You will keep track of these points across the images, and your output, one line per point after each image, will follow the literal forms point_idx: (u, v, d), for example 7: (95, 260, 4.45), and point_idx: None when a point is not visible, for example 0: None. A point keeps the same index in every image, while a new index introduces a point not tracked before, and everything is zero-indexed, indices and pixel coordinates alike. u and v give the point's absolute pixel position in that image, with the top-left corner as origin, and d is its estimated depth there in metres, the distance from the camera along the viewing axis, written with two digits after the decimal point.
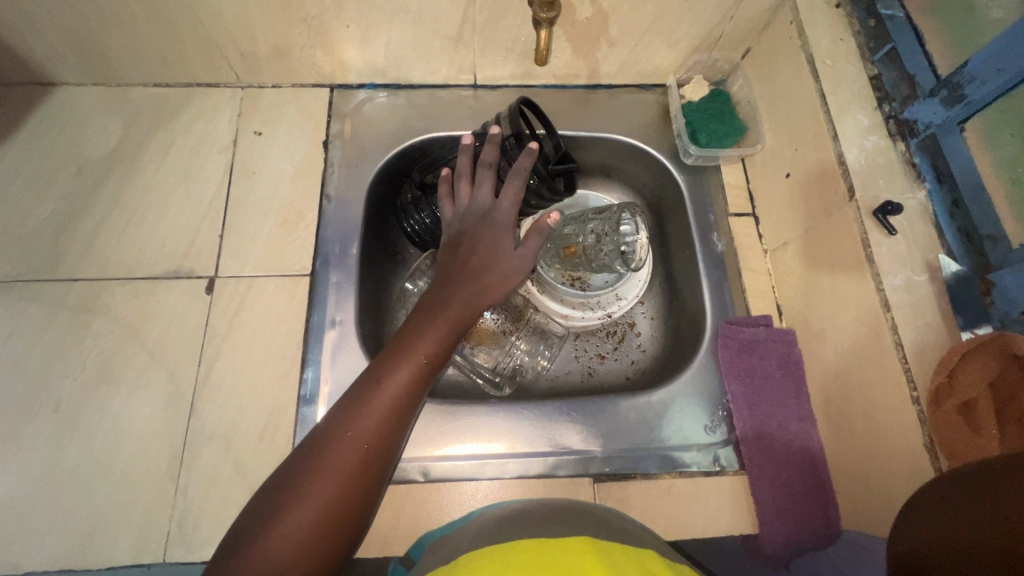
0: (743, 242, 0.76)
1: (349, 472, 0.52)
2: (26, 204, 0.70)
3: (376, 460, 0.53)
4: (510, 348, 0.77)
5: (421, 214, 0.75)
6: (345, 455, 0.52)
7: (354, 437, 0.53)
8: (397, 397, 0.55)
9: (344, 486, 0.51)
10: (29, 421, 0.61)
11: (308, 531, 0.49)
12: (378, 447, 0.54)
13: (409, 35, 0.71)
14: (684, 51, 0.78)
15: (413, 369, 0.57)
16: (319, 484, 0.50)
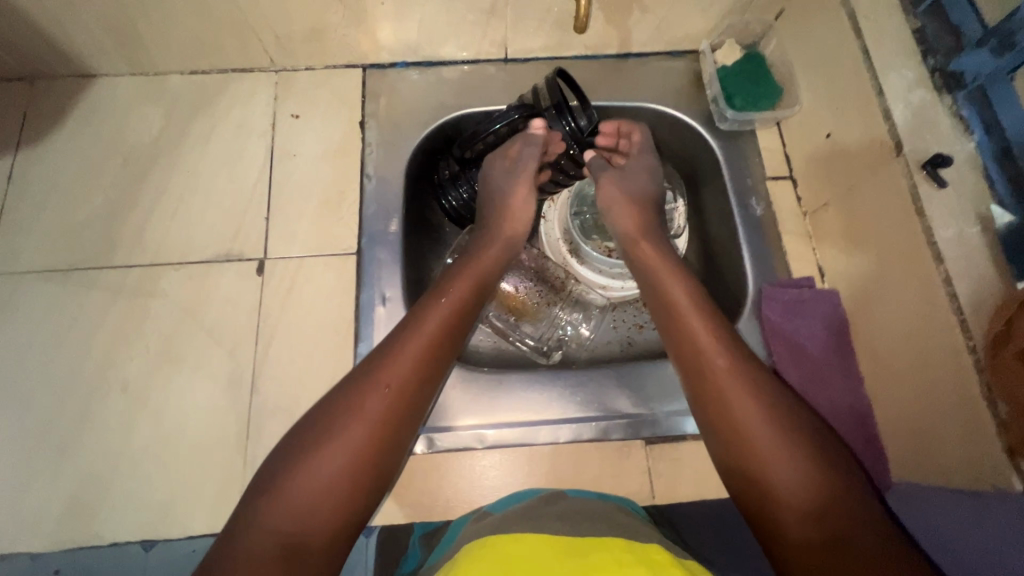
0: (782, 206, 0.76)
1: (380, 418, 0.52)
2: (78, 194, 0.72)
3: (407, 405, 0.54)
4: (553, 320, 0.79)
5: (460, 189, 0.77)
6: (372, 407, 0.52)
7: (379, 389, 0.53)
8: (427, 344, 0.56)
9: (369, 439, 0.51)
10: (100, 402, 0.63)
11: (340, 470, 0.49)
12: (404, 401, 0.54)
13: (442, 10, 0.71)
14: (717, 15, 0.77)
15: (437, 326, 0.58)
16: (349, 426, 0.51)
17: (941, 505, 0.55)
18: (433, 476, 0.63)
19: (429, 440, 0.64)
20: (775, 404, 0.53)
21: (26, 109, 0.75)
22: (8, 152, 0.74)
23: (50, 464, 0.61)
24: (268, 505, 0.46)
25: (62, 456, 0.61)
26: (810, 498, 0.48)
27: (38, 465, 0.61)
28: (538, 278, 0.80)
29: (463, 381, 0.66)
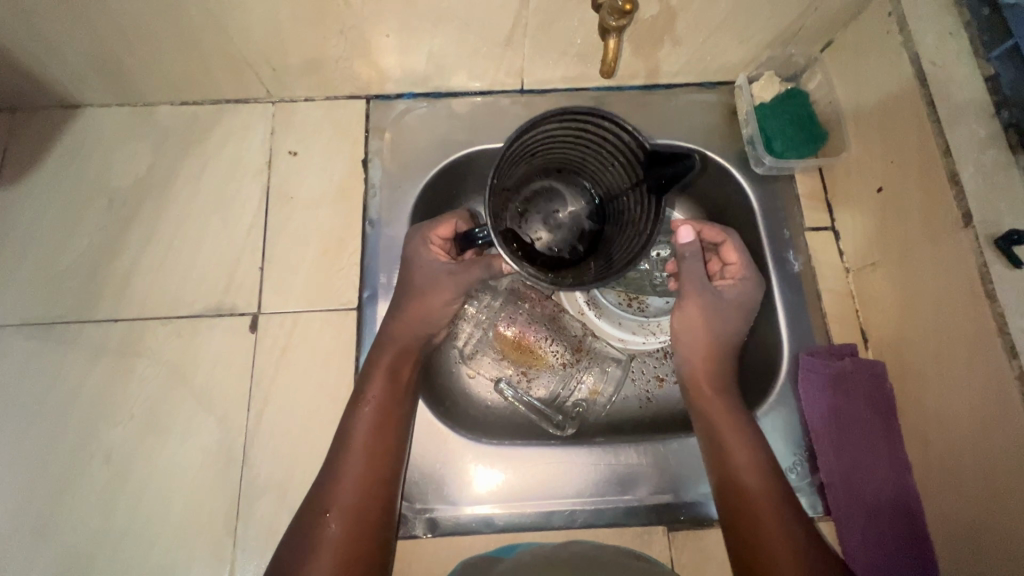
0: (822, 261, 0.70)
1: (350, 514, 0.52)
2: (60, 238, 0.67)
3: (373, 493, 0.53)
4: (568, 378, 0.73)
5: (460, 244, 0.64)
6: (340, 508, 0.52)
7: (336, 499, 0.52)
8: (372, 425, 0.56)
9: (348, 538, 0.51)
10: (80, 473, 0.59)
11: None
12: (374, 487, 0.54)
13: (453, 42, 0.65)
14: (758, 47, 0.69)
15: (378, 404, 0.57)
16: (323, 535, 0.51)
17: None
18: (439, 560, 0.59)
19: (432, 521, 0.60)
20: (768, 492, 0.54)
21: (6, 143, 0.70)
22: None
23: (27, 541, 0.57)
24: None
25: (41, 533, 0.57)
26: None
27: (15, 541, 0.57)
28: (551, 331, 0.74)
29: (456, 454, 0.62)
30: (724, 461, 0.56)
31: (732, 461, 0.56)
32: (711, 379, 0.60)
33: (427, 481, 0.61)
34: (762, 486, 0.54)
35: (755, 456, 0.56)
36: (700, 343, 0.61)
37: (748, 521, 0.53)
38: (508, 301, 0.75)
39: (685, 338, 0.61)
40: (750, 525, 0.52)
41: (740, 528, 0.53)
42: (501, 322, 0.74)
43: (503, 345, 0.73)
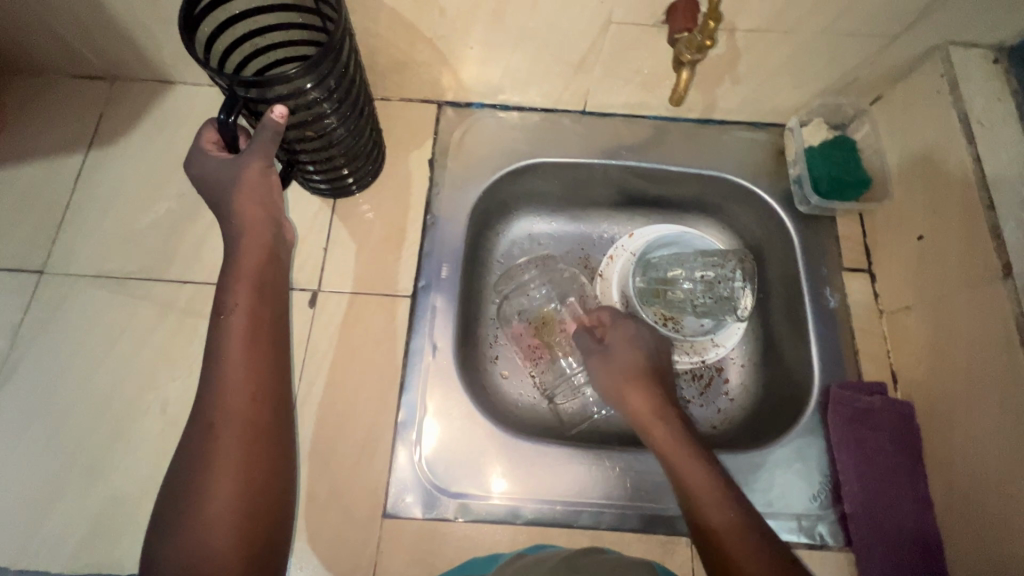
0: (858, 300, 0.72)
1: (243, 425, 0.46)
2: (143, 201, 0.72)
3: (269, 395, 0.48)
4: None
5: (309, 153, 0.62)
6: (229, 415, 0.46)
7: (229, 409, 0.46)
8: (243, 326, 0.48)
9: (249, 455, 0.46)
10: (137, 421, 0.62)
11: (236, 489, 0.45)
12: (265, 395, 0.48)
13: (532, 59, 0.69)
14: (811, 93, 0.74)
15: (248, 313, 0.48)
16: (220, 446, 0.45)
17: None
18: (466, 547, 0.60)
19: (463, 506, 0.61)
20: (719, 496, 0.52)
21: (102, 109, 0.76)
22: (79, 150, 0.74)
23: (79, 481, 0.59)
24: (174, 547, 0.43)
25: (94, 474, 0.60)
26: None
27: (69, 480, 0.59)
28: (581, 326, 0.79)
29: (491, 447, 0.64)
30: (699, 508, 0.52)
31: (702, 515, 0.51)
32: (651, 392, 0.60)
33: (463, 467, 0.63)
34: (738, 523, 0.50)
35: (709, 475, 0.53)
36: (620, 376, 0.61)
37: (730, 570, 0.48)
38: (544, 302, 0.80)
39: (620, 380, 0.61)
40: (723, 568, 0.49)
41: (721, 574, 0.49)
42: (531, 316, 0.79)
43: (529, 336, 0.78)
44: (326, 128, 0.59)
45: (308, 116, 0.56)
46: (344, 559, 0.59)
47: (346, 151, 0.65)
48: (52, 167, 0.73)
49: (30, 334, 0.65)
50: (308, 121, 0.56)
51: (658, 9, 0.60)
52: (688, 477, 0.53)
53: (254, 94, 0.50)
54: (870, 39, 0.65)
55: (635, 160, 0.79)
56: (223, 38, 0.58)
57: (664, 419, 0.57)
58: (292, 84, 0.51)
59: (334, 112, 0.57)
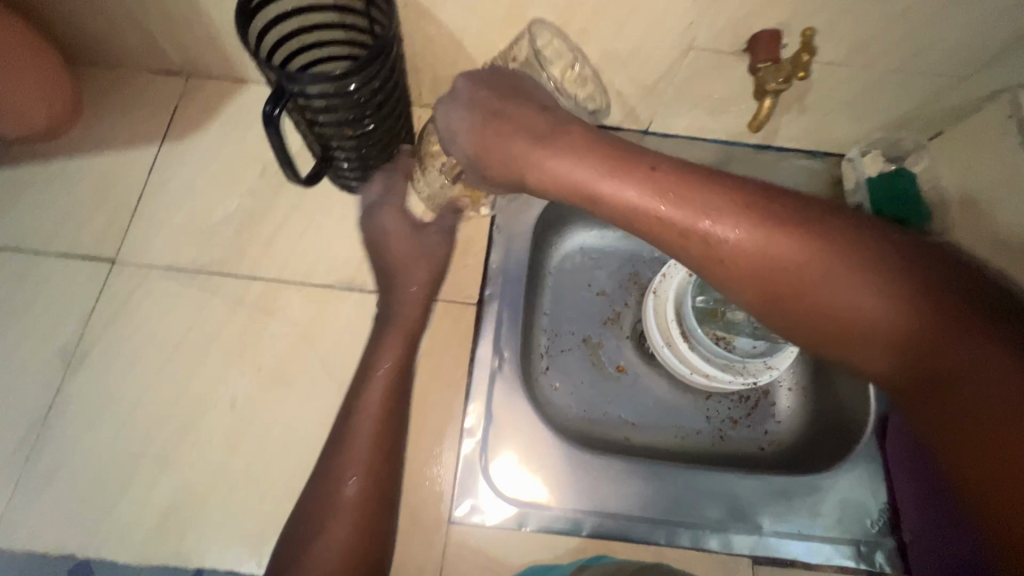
0: None
1: (356, 501, 0.56)
2: (214, 198, 0.73)
3: (380, 475, 0.57)
4: (637, 391, 0.80)
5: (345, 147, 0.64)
6: (349, 487, 0.56)
7: (357, 465, 0.57)
8: (378, 410, 0.59)
9: (363, 521, 0.55)
10: (206, 415, 0.62)
11: (348, 537, 0.54)
12: (372, 473, 0.56)
13: (605, 79, 0.71)
14: (872, 126, 0.76)
15: (394, 366, 0.62)
16: (338, 519, 0.55)
17: None
18: (529, 555, 0.61)
19: (527, 516, 0.62)
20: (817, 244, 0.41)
21: (176, 104, 0.77)
22: (153, 144, 0.75)
23: (148, 472, 0.60)
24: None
25: (163, 466, 0.60)
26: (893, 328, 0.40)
27: (139, 470, 0.60)
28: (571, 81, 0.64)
29: (554, 458, 0.64)
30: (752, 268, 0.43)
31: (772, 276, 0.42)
32: (665, 193, 0.44)
33: (525, 476, 0.63)
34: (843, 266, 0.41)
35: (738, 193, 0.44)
36: (576, 173, 0.48)
37: (824, 312, 0.41)
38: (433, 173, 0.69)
39: (507, 146, 0.52)
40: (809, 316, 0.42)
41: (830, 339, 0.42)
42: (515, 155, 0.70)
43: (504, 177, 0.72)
44: (365, 129, 0.61)
45: (349, 116, 0.58)
46: (411, 561, 0.60)
47: (380, 149, 0.67)
48: (125, 159, 0.74)
49: (101, 323, 0.65)
50: (348, 121, 0.59)
51: (740, 38, 0.62)
52: (727, 251, 0.43)
53: (302, 90, 0.52)
54: (939, 78, 0.67)
55: None
56: (272, 33, 0.56)
57: (635, 192, 0.45)
58: (341, 84, 0.53)
59: (374, 115, 0.60)
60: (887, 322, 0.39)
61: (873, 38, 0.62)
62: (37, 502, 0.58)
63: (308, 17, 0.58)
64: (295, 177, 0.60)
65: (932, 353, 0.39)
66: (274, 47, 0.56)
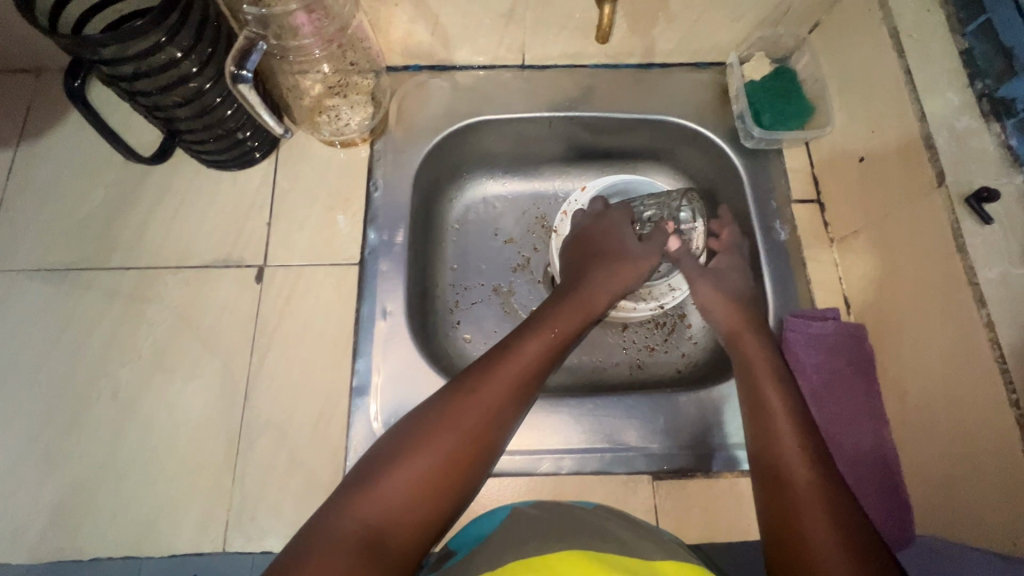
0: (808, 231, 0.72)
1: (474, 430, 0.52)
2: (77, 192, 0.70)
3: (503, 413, 0.54)
4: None
5: (188, 119, 0.61)
6: (466, 415, 0.52)
7: (491, 395, 0.54)
8: (529, 365, 0.57)
9: (462, 451, 0.51)
10: (89, 409, 0.61)
11: (438, 462, 0.50)
12: (497, 414, 0.54)
13: (459, 13, 0.68)
14: (748, 27, 0.73)
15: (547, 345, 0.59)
16: (446, 434, 0.51)
17: (958, 558, 0.52)
18: None
19: None
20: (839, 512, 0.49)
21: (29, 103, 0.74)
22: (9, 146, 0.72)
23: (36, 475, 0.59)
24: (359, 492, 0.47)
25: (49, 467, 0.59)
26: None
27: (25, 474, 0.59)
28: None
29: None
30: (794, 523, 0.50)
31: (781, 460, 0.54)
32: (806, 422, 0.56)
33: None
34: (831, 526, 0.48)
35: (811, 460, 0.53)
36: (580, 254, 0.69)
37: (799, 537, 0.49)
38: (230, 79, 0.56)
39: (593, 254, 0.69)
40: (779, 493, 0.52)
41: (783, 504, 0.51)
42: (307, 53, 0.68)
43: (327, 84, 0.72)
44: (197, 92, 0.58)
45: (171, 78, 0.55)
46: None
47: (231, 119, 0.64)
48: None
49: None
50: (173, 86, 0.56)
51: None
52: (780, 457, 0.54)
53: (102, 56, 0.50)
54: None
55: (576, 112, 0.77)
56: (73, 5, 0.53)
57: (773, 426, 0.56)
58: (143, 41, 0.50)
59: (201, 73, 0.57)
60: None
61: None
62: None
63: None
64: (130, 153, 0.59)
65: None
66: (77, 18, 0.54)
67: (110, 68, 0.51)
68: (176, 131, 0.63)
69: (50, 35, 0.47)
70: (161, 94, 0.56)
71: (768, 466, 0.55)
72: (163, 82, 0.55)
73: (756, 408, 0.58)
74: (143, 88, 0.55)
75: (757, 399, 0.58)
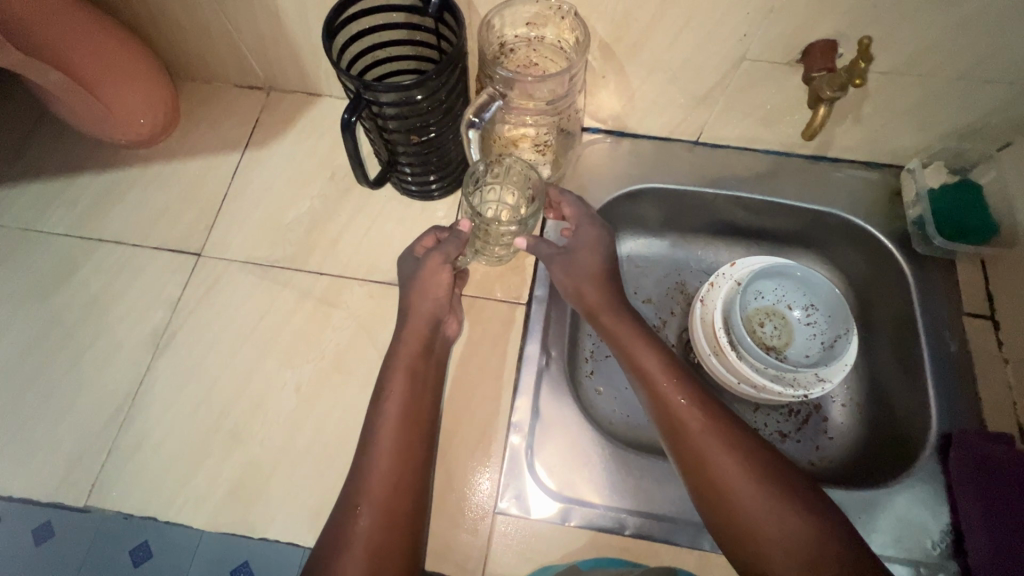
0: (979, 347, 0.70)
1: (370, 533, 0.54)
2: (289, 198, 0.79)
3: (404, 504, 0.56)
4: None
5: (415, 155, 0.68)
6: (363, 521, 0.54)
7: (369, 496, 0.55)
8: (394, 437, 0.58)
9: (378, 548, 0.53)
10: (275, 395, 0.67)
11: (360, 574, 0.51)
12: (394, 502, 0.55)
13: (656, 89, 0.73)
14: (934, 137, 0.74)
15: (402, 395, 0.61)
16: (352, 549, 0.52)
17: None
18: (572, 550, 0.62)
19: (570, 510, 0.62)
20: (733, 443, 0.57)
21: (258, 116, 0.85)
22: (237, 150, 0.83)
23: (221, 448, 0.65)
24: None
25: (234, 441, 0.65)
26: (782, 523, 0.53)
27: (213, 445, 0.65)
28: (568, 35, 0.66)
29: (597, 459, 0.65)
30: (706, 470, 0.56)
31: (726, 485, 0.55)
32: (668, 367, 0.62)
33: (568, 471, 0.64)
34: (731, 458, 0.56)
35: (699, 397, 0.60)
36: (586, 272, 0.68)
37: (720, 487, 0.55)
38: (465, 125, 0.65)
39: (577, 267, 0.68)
40: (729, 516, 0.54)
41: (683, 448, 0.58)
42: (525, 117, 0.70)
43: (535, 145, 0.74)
44: (428, 136, 0.65)
45: (418, 122, 0.62)
46: (458, 548, 0.62)
47: (442, 158, 0.71)
48: (212, 163, 0.82)
49: (185, 309, 0.72)
50: (416, 128, 0.63)
51: (794, 48, 0.64)
52: (676, 410, 0.59)
53: (373, 99, 0.57)
54: (1005, 86, 0.65)
55: (741, 193, 0.80)
56: (353, 50, 0.62)
57: (660, 387, 0.61)
58: (415, 92, 0.57)
59: (438, 122, 0.64)
60: (770, 518, 0.53)
61: (930, 46, 0.61)
62: (124, 466, 0.65)
63: (385, 35, 0.63)
64: (365, 180, 0.65)
65: (806, 546, 0.51)
66: (351, 60, 0.62)
67: (378, 108, 0.59)
68: (393, 164, 0.71)
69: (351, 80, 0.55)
70: (403, 133, 0.64)
71: (666, 426, 0.60)
72: (412, 124, 0.62)
73: (687, 441, 0.58)
74: (391, 127, 0.62)
75: (678, 424, 0.59)
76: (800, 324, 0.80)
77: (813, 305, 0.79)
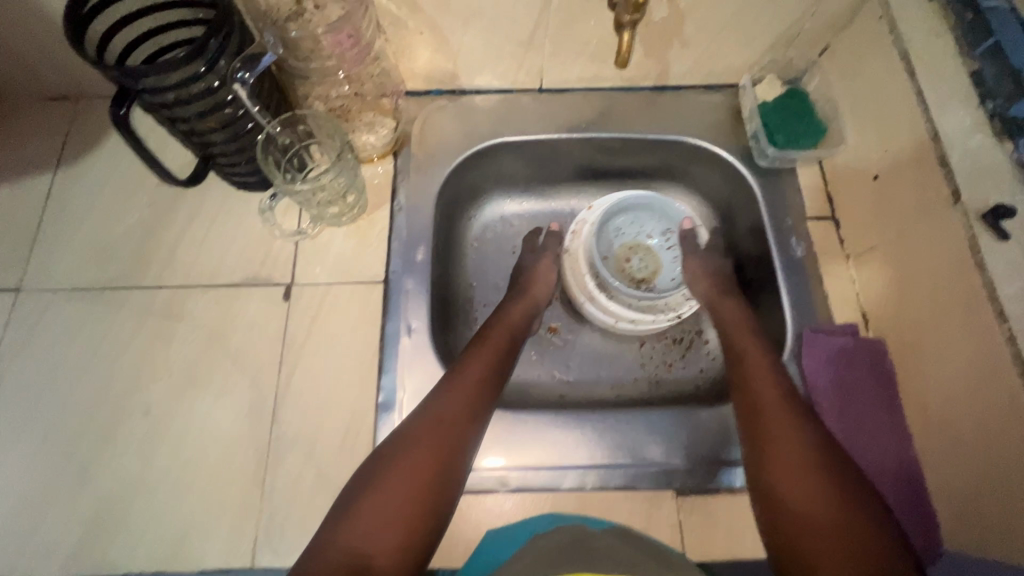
0: (823, 247, 0.73)
1: (421, 467, 0.51)
2: (115, 213, 0.73)
3: (451, 441, 0.54)
4: (576, 351, 0.79)
5: (227, 143, 0.63)
6: (412, 455, 0.51)
7: (433, 431, 0.54)
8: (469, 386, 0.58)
9: (416, 487, 0.50)
10: (123, 424, 0.63)
11: (399, 505, 0.49)
12: (448, 440, 0.54)
13: (478, 39, 0.70)
14: (760, 50, 0.75)
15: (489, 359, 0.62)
16: (391, 481, 0.50)
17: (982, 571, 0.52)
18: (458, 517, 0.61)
19: None
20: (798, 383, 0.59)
21: (67, 129, 0.77)
22: (49, 170, 0.75)
23: (71, 491, 0.60)
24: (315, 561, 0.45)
25: (84, 480, 0.61)
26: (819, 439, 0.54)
27: (60, 489, 0.60)
28: None
29: None
30: (760, 406, 0.58)
31: (769, 412, 0.56)
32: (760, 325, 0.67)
33: None
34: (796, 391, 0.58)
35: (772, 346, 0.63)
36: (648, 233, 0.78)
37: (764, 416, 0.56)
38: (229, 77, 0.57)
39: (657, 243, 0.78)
40: (768, 437, 0.55)
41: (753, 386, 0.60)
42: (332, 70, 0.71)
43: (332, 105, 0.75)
44: (230, 118, 0.60)
45: (210, 105, 0.57)
46: None
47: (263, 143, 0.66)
48: (21, 188, 0.74)
49: (9, 351, 0.66)
50: (210, 112, 0.58)
51: None
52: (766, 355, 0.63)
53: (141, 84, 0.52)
54: None
55: (589, 132, 0.79)
56: (122, 38, 0.57)
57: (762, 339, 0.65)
58: (186, 70, 0.52)
59: (234, 100, 0.59)
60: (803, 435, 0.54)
61: None
62: None
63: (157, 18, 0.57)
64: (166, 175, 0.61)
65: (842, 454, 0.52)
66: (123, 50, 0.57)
67: (151, 95, 0.54)
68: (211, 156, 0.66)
69: (100, 67, 0.49)
70: (199, 120, 0.59)
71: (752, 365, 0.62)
72: (203, 108, 0.57)
73: (753, 380, 0.60)
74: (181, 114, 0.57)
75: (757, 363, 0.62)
76: (663, 250, 0.81)
77: (670, 228, 0.80)
